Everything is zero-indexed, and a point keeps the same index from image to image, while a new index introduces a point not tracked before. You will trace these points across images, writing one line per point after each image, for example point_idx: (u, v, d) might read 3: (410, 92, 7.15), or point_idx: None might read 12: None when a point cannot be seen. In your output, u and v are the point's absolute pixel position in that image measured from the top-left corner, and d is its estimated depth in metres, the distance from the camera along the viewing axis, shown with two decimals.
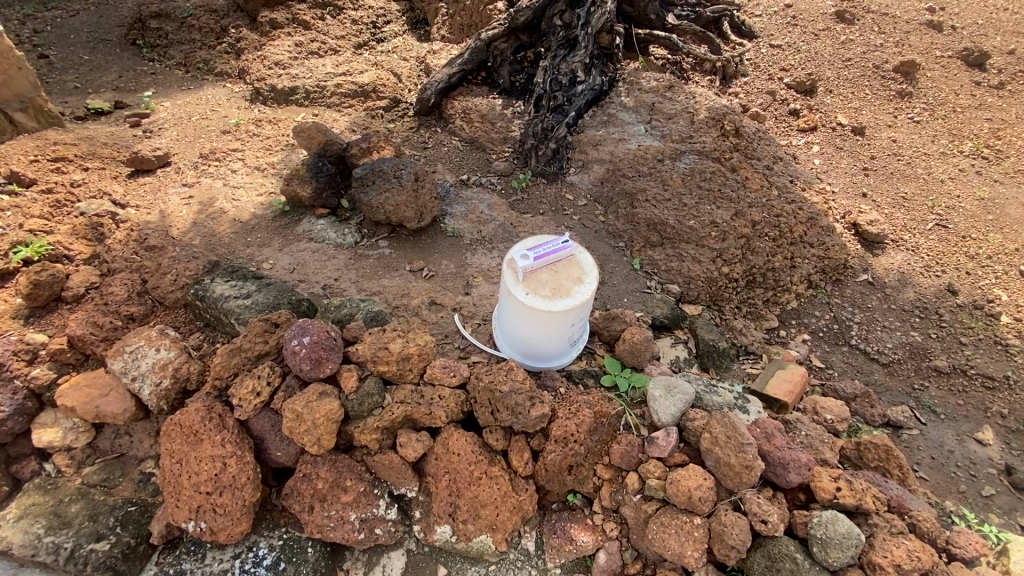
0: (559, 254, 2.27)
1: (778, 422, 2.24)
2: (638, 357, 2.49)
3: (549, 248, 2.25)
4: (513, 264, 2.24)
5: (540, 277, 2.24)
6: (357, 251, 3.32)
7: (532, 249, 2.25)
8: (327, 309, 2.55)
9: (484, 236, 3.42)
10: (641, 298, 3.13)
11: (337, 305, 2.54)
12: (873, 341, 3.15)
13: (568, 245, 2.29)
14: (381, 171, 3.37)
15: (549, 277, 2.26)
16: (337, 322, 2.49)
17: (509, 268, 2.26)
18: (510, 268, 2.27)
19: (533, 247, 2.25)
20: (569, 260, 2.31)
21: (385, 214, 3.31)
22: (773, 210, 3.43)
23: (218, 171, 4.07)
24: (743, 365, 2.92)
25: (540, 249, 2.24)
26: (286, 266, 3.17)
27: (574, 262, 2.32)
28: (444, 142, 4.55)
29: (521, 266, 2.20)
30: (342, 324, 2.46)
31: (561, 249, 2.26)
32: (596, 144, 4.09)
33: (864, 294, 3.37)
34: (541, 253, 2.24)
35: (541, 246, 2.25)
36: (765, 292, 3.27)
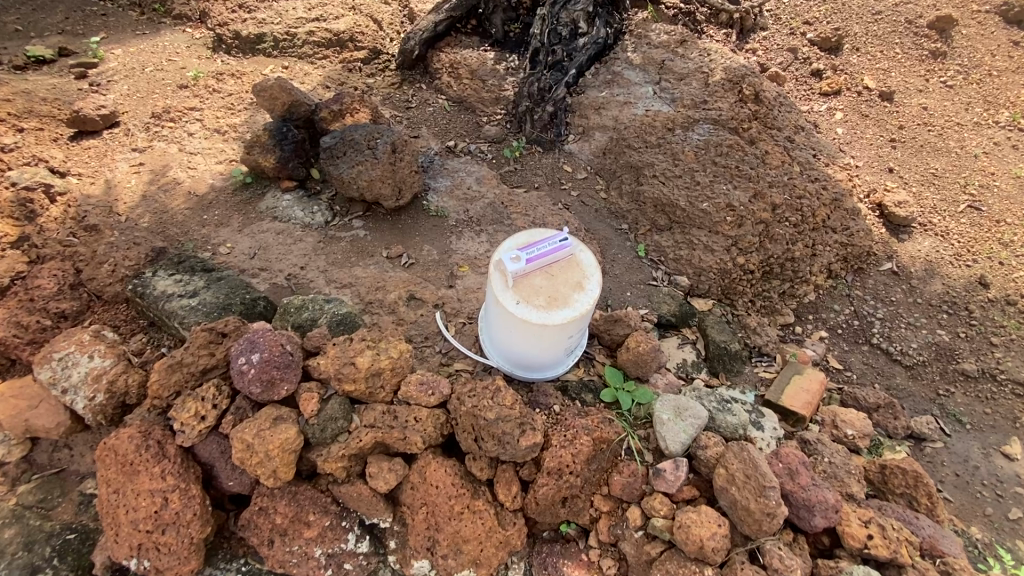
0: (556, 256, 1.93)
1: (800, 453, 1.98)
2: (642, 368, 2.21)
3: (545, 249, 1.90)
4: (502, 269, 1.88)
5: (534, 282, 1.91)
6: (328, 233, 2.95)
7: (525, 249, 1.90)
8: (285, 311, 2.19)
9: (470, 216, 3.04)
10: (647, 291, 2.78)
11: (299, 305, 2.20)
12: (897, 341, 2.89)
13: (568, 245, 1.95)
14: (354, 141, 2.95)
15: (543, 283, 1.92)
16: (297, 328, 2.14)
17: (497, 271, 1.91)
18: (498, 271, 1.92)
19: (528, 248, 1.90)
20: (569, 262, 1.97)
21: (359, 190, 2.91)
22: (795, 192, 3.05)
23: (174, 134, 3.63)
24: (755, 368, 2.65)
25: (536, 251, 1.89)
26: (246, 251, 2.81)
27: (575, 263, 1.98)
28: (429, 101, 4.08)
29: (513, 270, 1.86)
30: (303, 330, 2.12)
31: (560, 250, 1.92)
32: (598, 108, 3.65)
33: (887, 285, 3.12)
34: (537, 255, 1.89)
35: (537, 246, 1.90)
36: (781, 284, 2.95)
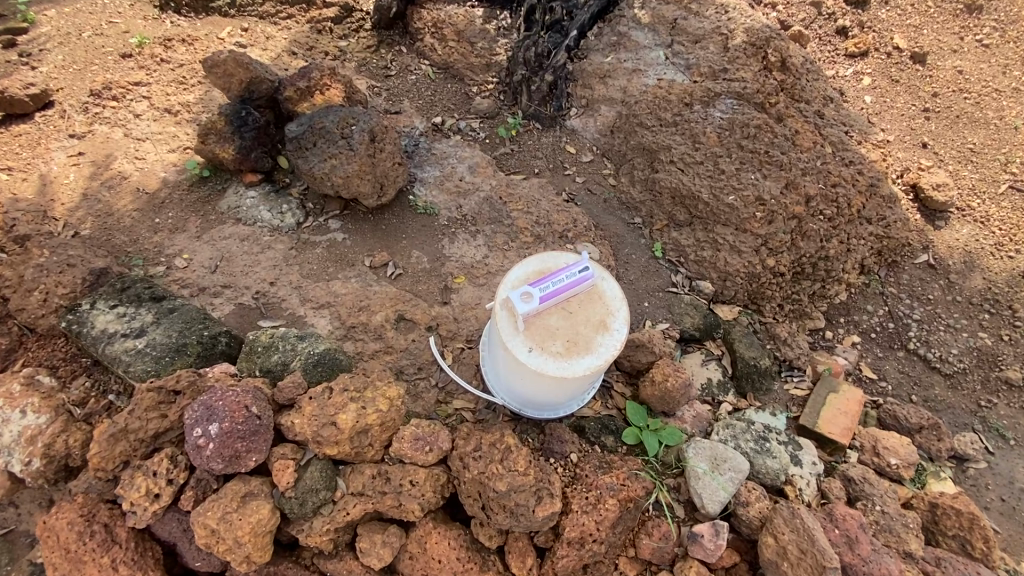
0: (576, 287, 1.62)
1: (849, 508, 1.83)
2: (669, 403, 1.94)
3: (564, 281, 1.59)
4: (512, 308, 1.56)
5: (549, 323, 1.59)
6: (299, 237, 2.57)
7: (539, 282, 1.57)
8: (251, 351, 1.85)
9: (464, 212, 2.64)
10: (667, 300, 2.49)
11: (266, 344, 1.84)
12: (935, 346, 2.64)
13: (589, 274, 1.64)
14: (325, 131, 2.49)
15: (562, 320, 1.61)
16: (266, 373, 1.80)
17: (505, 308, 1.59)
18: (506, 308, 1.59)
19: (543, 281, 1.57)
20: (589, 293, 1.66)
21: (334, 187, 2.50)
22: (829, 179, 2.71)
23: (117, 115, 3.14)
24: (785, 384, 2.40)
25: (553, 285, 1.57)
26: (206, 262, 2.44)
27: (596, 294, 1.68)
28: (411, 68, 3.59)
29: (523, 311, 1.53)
30: (273, 376, 1.78)
31: (581, 281, 1.61)
32: (603, 77, 3.21)
33: (923, 280, 2.85)
34: (554, 288, 1.58)
35: (554, 278, 1.58)
36: (812, 285, 2.66)
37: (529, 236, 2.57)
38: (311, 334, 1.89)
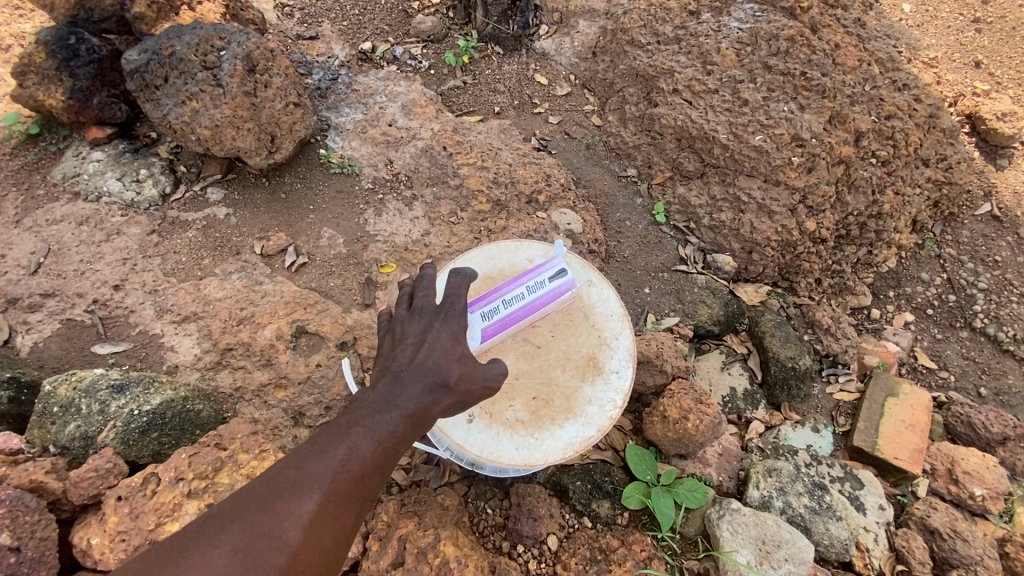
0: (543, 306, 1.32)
1: None
2: (687, 444, 1.35)
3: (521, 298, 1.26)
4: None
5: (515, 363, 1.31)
6: (162, 216, 1.84)
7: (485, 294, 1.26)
8: (42, 412, 1.23)
9: (395, 170, 1.92)
10: (674, 284, 1.89)
11: (64, 405, 1.22)
12: (1009, 322, 2.08)
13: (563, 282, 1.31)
14: (177, 59, 1.69)
15: (530, 361, 1.31)
16: (61, 449, 1.20)
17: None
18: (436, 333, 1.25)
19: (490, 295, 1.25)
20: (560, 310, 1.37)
21: (203, 143, 1.74)
22: (883, 109, 2.03)
23: None
24: (828, 386, 1.82)
25: (506, 304, 1.24)
26: (23, 259, 1.71)
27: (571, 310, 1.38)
28: None
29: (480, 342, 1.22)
30: (76, 457, 1.20)
31: (548, 297, 1.29)
32: None
33: (988, 237, 2.26)
34: (509, 311, 1.25)
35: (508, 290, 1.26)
36: (857, 252, 2.05)
37: (486, 202, 1.87)
38: (136, 381, 1.26)
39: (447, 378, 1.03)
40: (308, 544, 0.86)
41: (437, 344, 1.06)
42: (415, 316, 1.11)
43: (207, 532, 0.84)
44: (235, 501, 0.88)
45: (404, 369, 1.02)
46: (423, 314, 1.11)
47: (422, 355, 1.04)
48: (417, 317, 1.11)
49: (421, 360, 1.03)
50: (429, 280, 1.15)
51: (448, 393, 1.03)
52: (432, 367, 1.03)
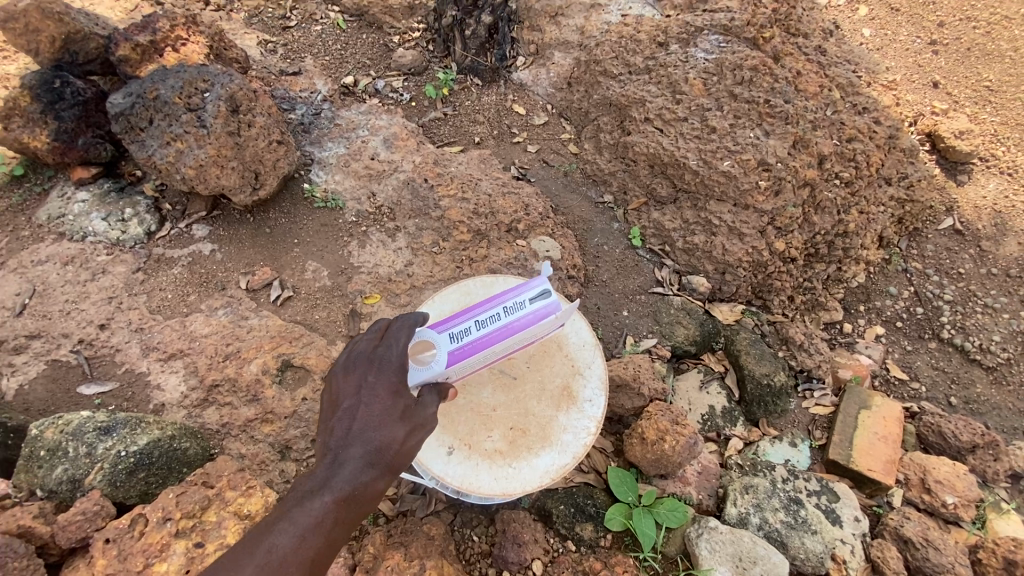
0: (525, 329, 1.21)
1: None
2: (665, 465, 1.39)
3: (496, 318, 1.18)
4: (409, 361, 1.16)
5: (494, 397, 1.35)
6: (148, 254, 1.86)
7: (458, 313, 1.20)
8: (30, 455, 1.24)
9: (378, 202, 1.98)
10: (651, 306, 1.95)
11: (51, 448, 1.23)
12: (974, 333, 2.16)
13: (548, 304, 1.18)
14: (162, 102, 1.75)
15: (507, 394, 1.36)
16: (49, 493, 1.22)
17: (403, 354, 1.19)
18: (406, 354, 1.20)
19: (463, 316, 1.19)
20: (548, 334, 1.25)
21: (189, 182, 1.79)
22: (844, 132, 2.13)
23: None
24: (803, 402, 1.88)
25: (477, 325, 1.16)
26: (7, 300, 1.72)
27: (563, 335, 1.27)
28: (314, 15, 2.83)
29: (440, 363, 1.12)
30: (64, 500, 1.22)
31: (530, 319, 1.17)
32: (555, 15, 2.52)
33: (952, 251, 2.35)
34: (482, 333, 1.16)
35: (482, 309, 1.18)
36: (828, 269, 2.13)
37: (467, 231, 1.92)
38: (123, 422, 1.27)
39: (387, 444, 1.04)
40: None
41: (369, 408, 1.06)
42: (347, 378, 1.11)
43: None
44: None
45: (342, 443, 1.03)
46: (356, 373, 1.11)
47: (358, 420, 1.05)
48: (353, 379, 1.11)
49: (357, 429, 1.04)
50: (372, 332, 1.16)
51: (386, 463, 1.04)
52: (368, 436, 1.04)
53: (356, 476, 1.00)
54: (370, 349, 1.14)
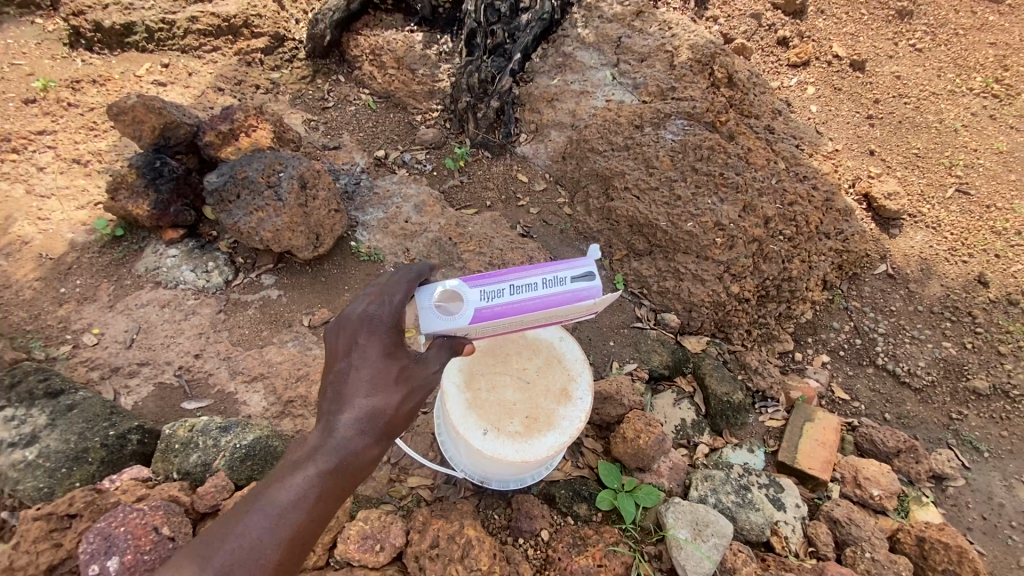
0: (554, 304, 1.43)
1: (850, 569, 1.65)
2: (642, 459, 1.81)
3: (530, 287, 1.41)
4: (444, 307, 1.42)
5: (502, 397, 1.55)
6: (228, 298, 2.32)
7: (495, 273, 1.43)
8: (167, 447, 1.65)
9: (412, 256, 2.47)
10: (633, 337, 2.40)
11: (185, 441, 1.65)
12: (903, 359, 2.60)
13: (580, 287, 1.42)
14: (248, 181, 2.24)
15: (520, 392, 1.56)
16: (183, 475, 1.61)
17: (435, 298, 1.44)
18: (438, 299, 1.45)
19: (499, 278, 1.42)
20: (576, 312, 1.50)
21: (264, 242, 2.27)
22: (786, 197, 2.64)
23: (18, 170, 2.81)
24: (759, 416, 2.29)
25: (511, 291, 1.40)
26: (119, 336, 2.16)
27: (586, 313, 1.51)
28: (349, 98, 3.40)
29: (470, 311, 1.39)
30: (194, 480, 1.61)
31: (562, 296, 1.41)
32: (550, 99, 3.04)
33: (885, 292, 2.80)
34: (514, 299, 1.40)
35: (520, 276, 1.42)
36: (778, 307, 2.59)
37: None
38: (236, 422, 1.69)
39: (377, 408, 1.42)
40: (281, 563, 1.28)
41: (360, 374, 1.42)
42: (344, 343, 1.46)
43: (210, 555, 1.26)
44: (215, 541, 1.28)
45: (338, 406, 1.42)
46: (351, 340, 1.45)
47: (354, 387, 1.42)
48: (349, 342, 1.45)
49: (352, 393, 1.42)
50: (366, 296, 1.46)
51: (377, 421, 1.42)
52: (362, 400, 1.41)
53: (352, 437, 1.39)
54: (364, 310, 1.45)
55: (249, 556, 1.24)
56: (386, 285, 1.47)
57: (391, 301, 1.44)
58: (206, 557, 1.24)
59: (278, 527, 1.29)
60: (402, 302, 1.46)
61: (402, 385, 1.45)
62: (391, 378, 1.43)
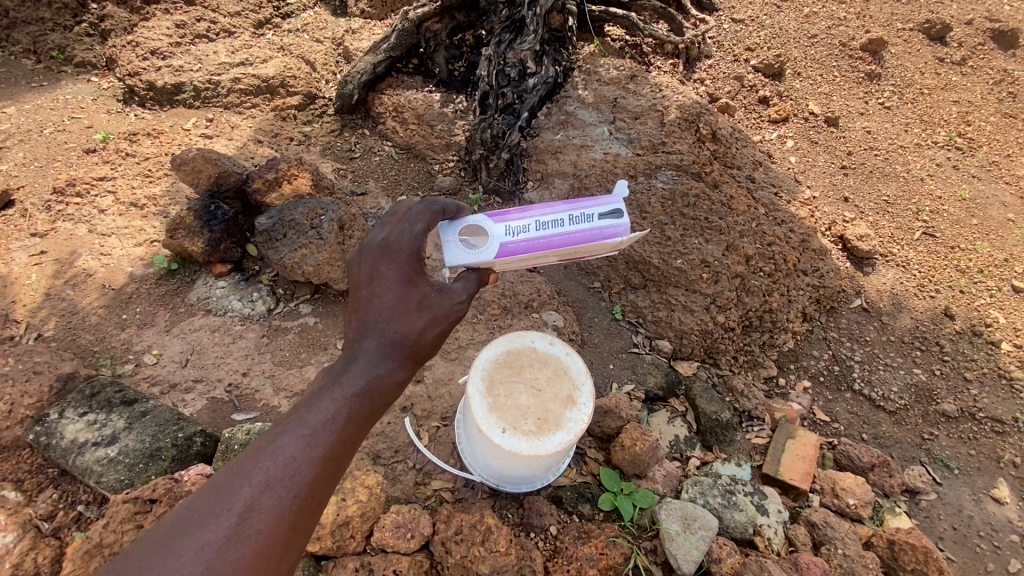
0: (566, 242, 1.77)
1: (822, 562, 1.90)
2: (639, 466, 2.06)
3: (553, 222, 1.76)
4: (471, 239, 1.76)
5: (518, 400, 1.81)
6: (271, 324, 2.62)
7: (521, 210, 1.77)
8: (229, 449, 1.96)
9: None
10: (630, 361, 2.67)
11: (243, 442, 1.95)
12: (878, 385, 2.85)
13: (591, 229, 1.76)
14: (295, 222, 2.59)
15: (533, 397, 1.82)
16: None
17: (465, 230, 1.77)
18: (468, 232, 1.78)
19: (524, 216, 1.76)
20: (587, 250, 1.83)
21: (305, 275, 2.58)
22: (765, 238, 2.97)
23: (82, 211, 3.15)
24: (747, 434, 2.53)
25: (532, 227, 1.75)
26: (176, 357, 2.46)
27: (601, 248, 1.85)
28: (374, 149, 3.79)
29: (496, 239, 1.73)
30: None
31: (573, 235, 1.76)
32: (555, 152, 3.40)
33: (861, 324, 3.06)
34: (533, 234, 1.75)
35: (544, 213, 1.77)
36: (762, 336, 2.88)
37: (497, 308, 2.66)
38: None
39: (401, 331, 1.55)
40: (317, 483, 1.30)
41: (385, 300, 1.58)
42: (365, 272, 1.63)
43: (235, 481, 1.24)
44: (242, 467, 1.26)
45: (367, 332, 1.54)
46: (374, 267, 1.63)
47: (379, 311, 1.56)
48: (372, 270, 1.63)
49: (379, 318, 1.56)
50: (383, 229, 1.69)
51: (405, 344, 1.54)
52: (390, 328, 1.54)
53: (382, 359, 1.50)
54: (385, 239, 1.67)
55: (284, 474, 1.25)
56: (404, 218, 1.70)
57: (411, 230, 1.67)
58: (238, 478, 1.24)
59: (309, 449, 1.31)
60: (420, 229, 1.68)
61: (425, 309, 1.61)
62: (414, 304, 1.59)
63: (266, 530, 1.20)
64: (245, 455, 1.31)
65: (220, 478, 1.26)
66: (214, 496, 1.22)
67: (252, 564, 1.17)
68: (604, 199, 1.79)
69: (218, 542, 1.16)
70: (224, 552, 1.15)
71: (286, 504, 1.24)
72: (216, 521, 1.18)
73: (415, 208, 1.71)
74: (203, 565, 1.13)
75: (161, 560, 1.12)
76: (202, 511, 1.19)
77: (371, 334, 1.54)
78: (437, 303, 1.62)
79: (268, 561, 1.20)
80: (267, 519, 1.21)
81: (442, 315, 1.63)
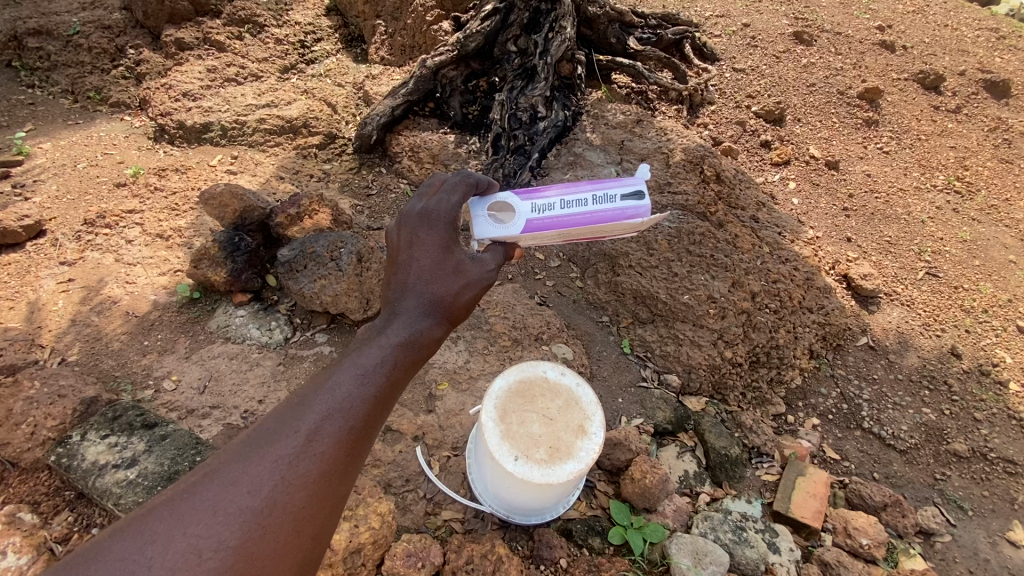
0: (588, 220, 1.90)
1: None
2: (650, 500, 2.07)
3: (578, 201, 1.89)
4: (500, 215, 1.90)
5: (530, 428, 1.85)
6: (288, 352, 2.69)
7: (547, 190, 1.91)
8: None
9: None
10: (638, 395, 2.71)
11: None
12: (887, 423, 2.84)
13: (612, 208, 1.89)
14: (316, 254, 2.69)
15: (544, 427, 1.86)
16: None
17: (494, 206, 1.92)
18: (496, 208, 1.92)
19: (549, 196, 1.90)
20: (608, 229, 1.95)
21: (323, 305, 2.67)
22: (770, 276, 3.03)
23: (110, 242, 3.29)
24: (757, 471, 2.52)
25: (557, 206, 1.88)
26: (194, 383, 2.52)
27: (623, 228, 1.96)
28: (390, 186, 3.92)
29: (523, 216, 1.88)
30: None
31: (595, 214, 1.89)
32: None
33: (868, 362, 3.08)
34: (558, 212, 1.88)
35: (569, 193, 1.90)
36: (769, 372, 2.90)
37: (507, 340, 2.71)
38: None
39: (439, 292, 1.66)
40: (368, 419, 1.42)
41: (425, 262, 1.70)
42: (407, 234, 1.76)
43: (299, 408, 1.39)
44: (304, 398, 1.41)
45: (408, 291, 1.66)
46: (414, 231, 1.75)
47: (419, 271, 1.68)
48: (412, 234, 1.75)
49: (419, 278, 1.67)
50: (422, 197, 1.81)
51: (443, 303, 1.66)
52: (430, 289, 1.66)
53: (422, 316, 1.62)
54: (424, 208, 1.79)
55: (341, 406, 1.38)
56: (441, 188, 1.82)
57: (448, 199, 1.78)
58: (301, 408, 1.38)
59: (361, 386, 1.44)
60: (457, 198, 1.81)
61: (461, 273, 1.71)
62: (451, 267, 1.70)
63: (327, 454, 1.33)
64: (307, 389, 1.45)
65: (286, 406, 1.41)
66: (282, 421, 1.36)
67: (317, 478, 1.31)
68: (625, 180, 1.91)
69: (289, 456, 1.30)
70: (294, 465, 1.30)
71: (344, 432, 1.37)
72: (286, 440, 1.32)
73: (450, 180, 1.84)
74: (278, 474, 1.28)
75: (242, 467, 1.27)
76: (273, 431, 1.33)
77: (412, 293, 1.66)
78: (471, 270, 1.73)
79: (329, 480, 1.33)
80: (327, 443, 1.34)
81: (476, 279, 1.74)
